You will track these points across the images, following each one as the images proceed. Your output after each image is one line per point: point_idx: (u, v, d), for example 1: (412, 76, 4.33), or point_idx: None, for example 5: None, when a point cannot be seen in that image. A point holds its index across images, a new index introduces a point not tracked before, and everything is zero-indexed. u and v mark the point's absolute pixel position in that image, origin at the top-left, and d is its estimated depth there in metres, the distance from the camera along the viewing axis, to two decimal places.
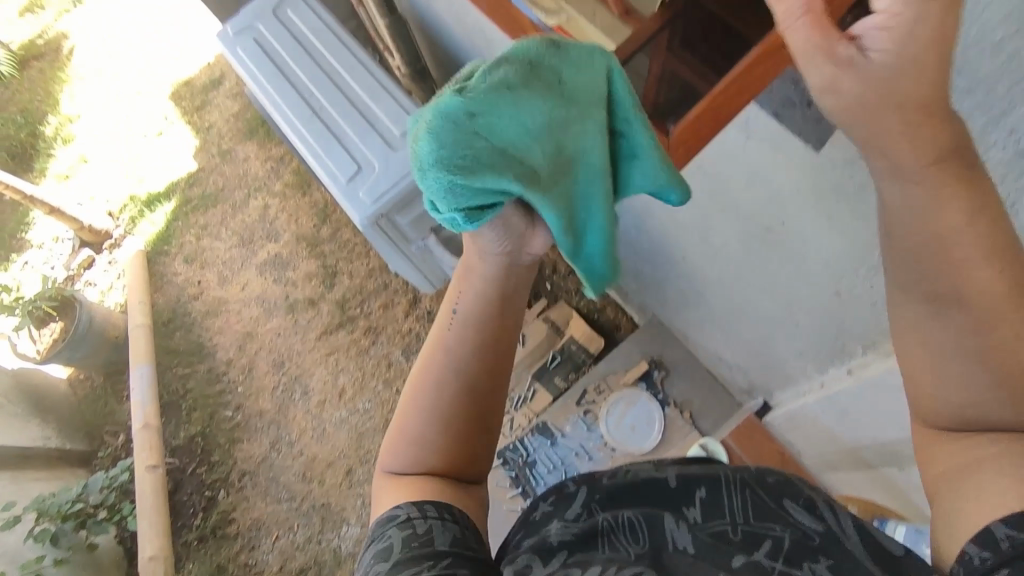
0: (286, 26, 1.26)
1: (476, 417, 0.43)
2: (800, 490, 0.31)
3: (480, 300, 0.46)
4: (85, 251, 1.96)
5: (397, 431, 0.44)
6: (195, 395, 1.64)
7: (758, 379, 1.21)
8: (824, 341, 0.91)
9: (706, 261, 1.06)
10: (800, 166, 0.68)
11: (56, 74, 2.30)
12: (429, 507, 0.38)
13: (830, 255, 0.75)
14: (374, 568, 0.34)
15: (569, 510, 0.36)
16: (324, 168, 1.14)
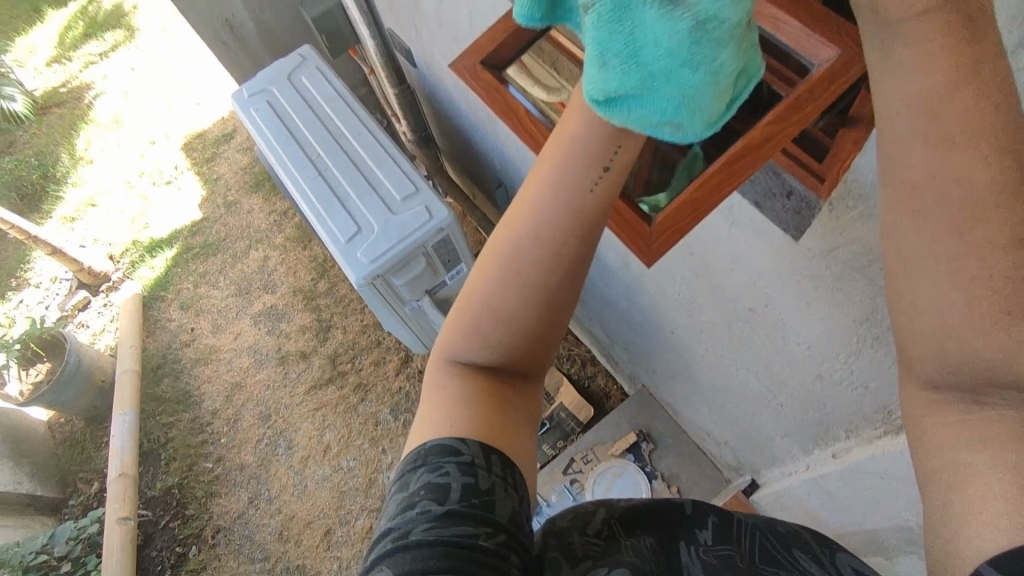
0: (302, 95, 1.34)
1: (548, 316, 0.39)
2: (805, 541, 0.37)
3: (572, 194, 0.33)
4: (82, 292, 1.98)
5: (463, 311, 0.40)
6: (176, 445, 1.63)
7: (746, 457, 1.21)
8: (808, 423, 0.92)
9: (692, 338, 1.08)
10: (781, 253, 0.71)
11: (75, 120, 2.39)
12: (494, 458, 0.36)
13: (811, 339, 0.77)
14: (423, 502, 0.33)
15: (590, 524, 0.37)
16: (325, 227, 1.17)
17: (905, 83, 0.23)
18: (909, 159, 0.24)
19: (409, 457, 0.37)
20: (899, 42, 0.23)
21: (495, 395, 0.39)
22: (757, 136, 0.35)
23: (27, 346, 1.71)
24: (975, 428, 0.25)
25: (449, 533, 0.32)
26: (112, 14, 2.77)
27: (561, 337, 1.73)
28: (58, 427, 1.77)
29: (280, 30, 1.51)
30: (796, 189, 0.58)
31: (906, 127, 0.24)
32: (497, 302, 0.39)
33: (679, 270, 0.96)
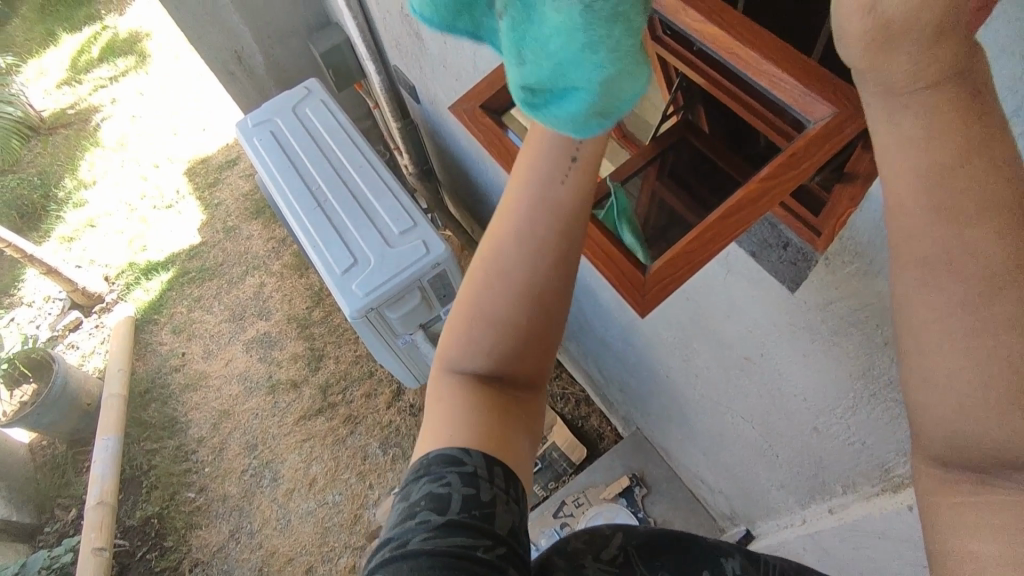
0: (305, 126, 1.35)
1: (542, 324, 0.39)
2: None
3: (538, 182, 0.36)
4: (74, 312, 1.96)
5: (456, 335, 0.40)
6: (159, 472, 1.59)
7: (741, 507, 1.18)
8: (804, 476, 0.89)
9: (687, 383, 1.06)
10: (777, 303, 0.69)
11: (82, 141, 2.42)
12: (496, 469, 0.35)
13: (807, 391, 0.76)
14: (424, 512, 0.32)
15: (605, 550, 0.38)
16: (321, 258, 1.16)
17: (910, 156, 0.21)
18: (921, 238, 0.21)
19: (412, 467, 0.36)
20: (905, 113, 0.20)
21: (496, 406, 0.38)
22: (756, 188, 0.36)
23: (14, 366, 1.68)
24: (982, 513, 0.22)
25: (449, 543, 0.31)
26: (125, 39, 2.81)
27: (556, 374, 1.71)
28: (39, 450, 1.74)
29: (286, 62, 1.53)
30: (792, 240, 0.58)
31: (913, 200, 0.21)
32: (490, 313, 0.38)
33: (674, 314, 0.94)
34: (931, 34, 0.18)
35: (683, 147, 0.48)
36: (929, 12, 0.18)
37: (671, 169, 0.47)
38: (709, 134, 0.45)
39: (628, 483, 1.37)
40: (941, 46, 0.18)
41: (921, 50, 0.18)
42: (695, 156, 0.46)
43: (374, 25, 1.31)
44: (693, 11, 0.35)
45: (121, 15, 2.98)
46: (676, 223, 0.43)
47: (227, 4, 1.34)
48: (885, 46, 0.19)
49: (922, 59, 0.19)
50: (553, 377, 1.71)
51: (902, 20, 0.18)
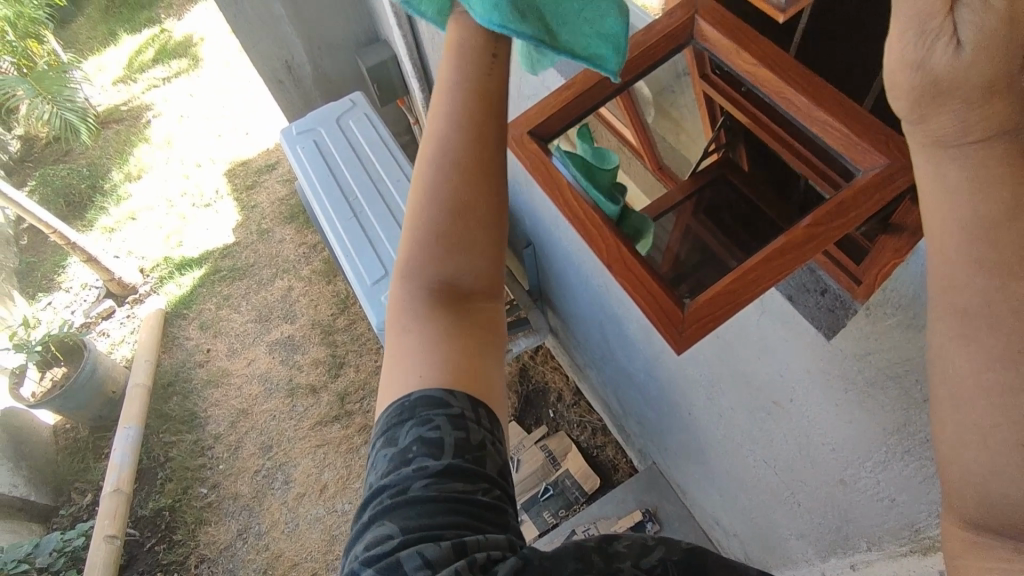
0: (348, 139, 1.38)
1: (491, 254, 0.39)
2: None
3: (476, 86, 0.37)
4: (108, 301, 2.01)
5: (413, 243, 0.38)
6: (174, 465, 1.61)
7: (756, 551, 1.15)
8: (827, 528, 0.87)
9: (710, 421, 1.05)
10: (808, 349, 0.69)
11: (130, 137, 2.51)
12: (482, 410, 0.36)
13: (835, 439, 0.74)
14: (419, 459, 0.34)
15: (644, 558, 0.35)
16: (353, 268, 1.19)
17: (955, 206, 0.20)
18: (961, 289, 0.20)
19: (390, 410, 0.36)
20: (951, 165, 0.20)
21: (460, 335, 0.38)
22: (798, 237, 0.35)
23: (47, 349, 1.72)
24: None
25: (448, 489, 0.34)
26: (181, 44, 2.91)
27: (574, 401, 1.69)
28: (61, 434, 1.79)
29: (335, 75, 1.58)
30: (830, 286, 0.56)
31: (954, 251, 0.20)
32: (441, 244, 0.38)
33: (701, 349, 0.94)
34: (983, 91, 0.18)
35: (720, 185, 0.46)
36: (978, 74, 0.18)
37: (708, 204, 0.46)
38: (749, 172, 0.44)
39: (640, 516, 1.36)
40: (993, 103, 0.18)
41: (971, 106, 0.18)
42: (734, 195, 0.45)
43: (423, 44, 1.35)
44: (746, 52, 0.38)
45: (179, 19, 3.10)
46: (710, 262, 0.40)
47: (284, 17, 1.40)
48: (936, 100, 0.19)
49: (973, 113, 0.19)
50: (571, 405, 1.69)
51: (951, 77, 0.18)
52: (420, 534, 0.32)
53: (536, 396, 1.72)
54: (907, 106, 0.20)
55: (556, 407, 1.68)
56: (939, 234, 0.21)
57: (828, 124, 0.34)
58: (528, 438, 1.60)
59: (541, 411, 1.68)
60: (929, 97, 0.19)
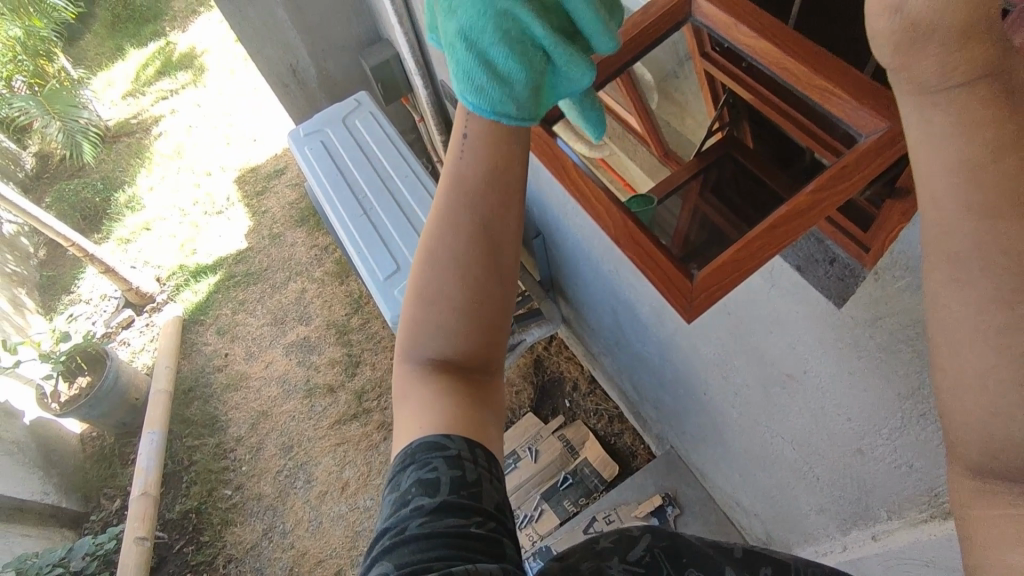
0: (355, 139, 1.40)
1: (489, 330, 0.42)
2: None
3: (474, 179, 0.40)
4: (127, 311, 2.05)
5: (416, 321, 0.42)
6: (199, 468, 1.65)
7: (777, 531, 1.15)
8: (847, 500, 0.87)
9: (725, 401, 1.06)
10: (819, 318, 0.69)
11: (141, 149, 2.55)
12: (479, 450, 0.38)
13: (851, 410, 0.75)
14: (416, 499, 0.35)
15: (631, 551, 0.40)
16: (365, 265, 1.21)
17: (943, 152, 0.20)
18: (952, 237, 0.20)
19: (396, 461, 0.38)
20: (935, 112, 0.19)
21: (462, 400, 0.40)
22: (801, 203, 0.35)
23: (71, 359, 1.76)
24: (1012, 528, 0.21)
25: (443, 524, 0.34)
26: (186, 55, 2.95)
27: (589, 390, 1.69)
28: (88, 441, 1.83)
29: (340, 77, 1.59)
30: (840, 255, 0.59)
31: (947, 197, 0.20)
32: (432, 315, 0.41)
33: (712, 327, 0.94)
34: (958, 31, 0.18)
35: (726, 162, 0.45)
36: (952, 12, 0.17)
37: (714, 185, 0.45)
38: (753, 148, 0.44)
39: (660, 501, 1.36)
40: (972, 44, 0.18)
41: (947, 52, 0.18)
42: (739, 170, 0.44)
43: (424, 41, 1.37)
44: (745, 25, 0.37)
45: (183, 31, 3.14)
46: (716, 239, 0.41)
47: (285, 21, 1.41)
48: (911, 46, 0.19)
49: (951, 60, 0.18)
50: (586, 393, 1.69)
51: (925, 20, 0.18)
52: (410, 571, 0.32)
53: (552, 386, 1.73)
54: (887, 53, 0.19)
55: (572, 396, 1.69)
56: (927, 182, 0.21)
57: (827, 93, 0.33)
58: (546, 429, 1.62)
59: (557, 400, 1.70)
60: (905, 41, 0.18)
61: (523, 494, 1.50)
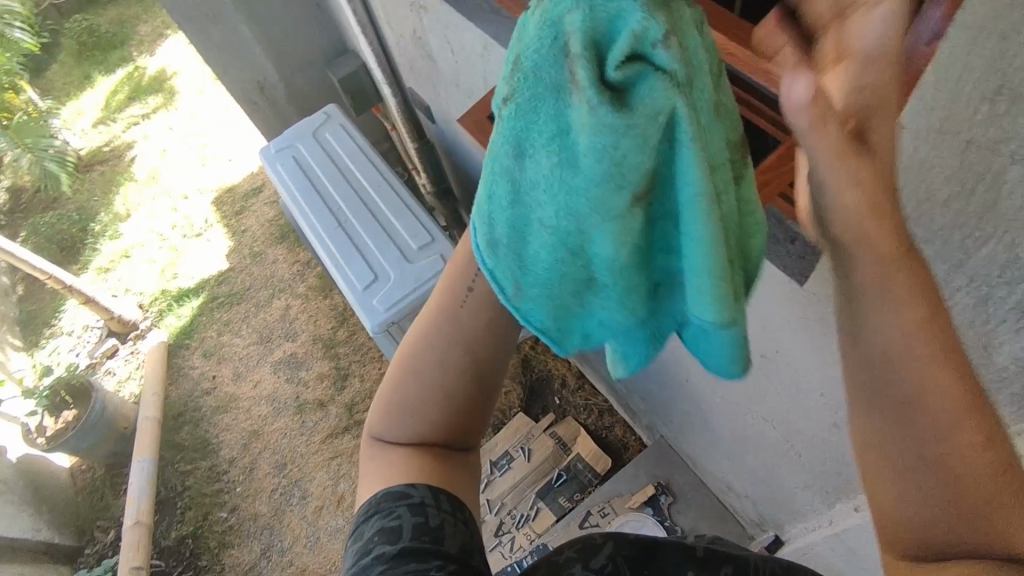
0: (328, 153, 1.40)
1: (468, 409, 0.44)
2: None
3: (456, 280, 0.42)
4: (110, 340, 2.03)
5: (406, 412, 0.44)
6: (192, 493, 1.64)
7: (769, 511, 1.16)
8: (829, 475, 0.88)
9: (708, 386, 1.06)
10: (787, 297, 0.70)
11: (115, 177, 2.53)
12: (442, 496, 0.41)
13: (824, 386, 0.76)
14: (378, 547, 0.37)
15: (594, 559, 0.41)
16: (342, 276, 1.21)
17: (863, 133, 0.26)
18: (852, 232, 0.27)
19: (361, 513, 0.41)
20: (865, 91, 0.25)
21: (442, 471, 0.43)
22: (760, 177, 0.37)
23: (55, 393, 1.72)
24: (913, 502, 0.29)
25: (401, 570, 0.36)
26: (154, 78, 2.91)
27: (578, 386, 1.66)
28: (79, 475, 1.81)
29: (308, 90, 1.60)
30: (801, 234, 0.59)
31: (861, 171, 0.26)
32: (406, 398, 0.44)
33: None
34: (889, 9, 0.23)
35: None
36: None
37: None
38: None
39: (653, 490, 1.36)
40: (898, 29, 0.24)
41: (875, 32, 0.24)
42: None
43: (391, 51, 1.38)
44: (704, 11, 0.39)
45: (150, 54, 3.10)
46: None
47: (250, 39, 1.41)
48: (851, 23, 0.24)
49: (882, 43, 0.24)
50: (575, 389, 1.65)
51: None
52: None
53: (541, 384, 1.69)
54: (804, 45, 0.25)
55: (561, 393, 1.66)
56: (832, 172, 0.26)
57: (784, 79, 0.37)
58: (537, 427, 1.59)
59: (547, 399, 1.66)
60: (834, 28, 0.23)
61: (518, 494, 1.49)
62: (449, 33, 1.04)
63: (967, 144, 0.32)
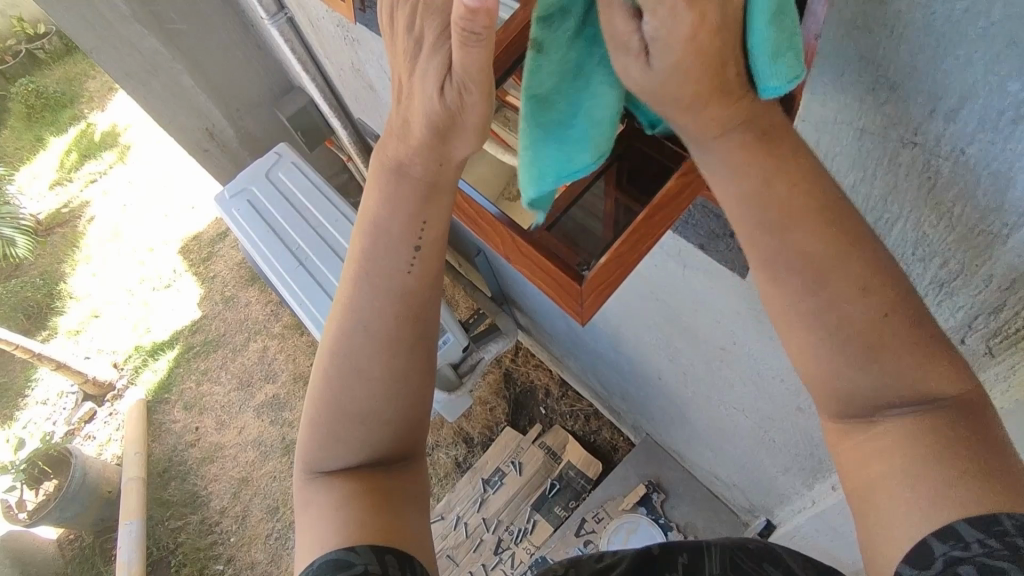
0: (282, 193, 1.37)
1: (407, 424, 0.41)
2: (778, 556, 0.39)
3: (394, 280, 0.39)
4: (87, 404, 1.98)
5: (334, 416, 0.40)
6: (185, 549, 1.60)
7: (758, 497, 1.14)
8: (803, 457, 0.88)
9: (678, 381, 1.06)
10: (732, 291, 0.70)
11: (76, 237, 2.47)
12: (389, 556, 0.37)
13: (784, 372, 0.76)
14: None
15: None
16: (309, 315, 1.22)
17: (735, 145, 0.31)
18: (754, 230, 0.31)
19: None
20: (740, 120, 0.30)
21: (378, 500, 0.39)
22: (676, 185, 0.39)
23: (33, 465, 1.67)
24: (879, 440, 0.30)
25: None
26: (107, 134, 2.87)
27: (562, 393, 1.65)
28: (66, 546, 1.77)
29: (259, 133, 1.53)
30: None
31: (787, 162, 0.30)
32: (345, 411, 0.40)
33: (650, 315, 0.94)
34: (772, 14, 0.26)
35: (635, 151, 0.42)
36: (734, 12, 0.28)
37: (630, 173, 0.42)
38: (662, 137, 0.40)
39: (645, 489, 1.34)
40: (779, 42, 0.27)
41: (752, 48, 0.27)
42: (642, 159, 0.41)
43: (335, 84, 1.38)
44: None
45: (101, 110, 3.05)
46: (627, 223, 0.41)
47: None
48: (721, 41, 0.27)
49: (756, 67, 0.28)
50: (560, 397, 1.65)
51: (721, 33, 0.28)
52: None
53: (525, 396, 1.68)
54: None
55: (546, 402, 1.65)
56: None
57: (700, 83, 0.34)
58: (526, 439, 1.56)
59: (532, 409, 1.65)
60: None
61: (513, 509, 1.46)
62: (385, 61, 1.02)
63: (860, 132, 0.35)
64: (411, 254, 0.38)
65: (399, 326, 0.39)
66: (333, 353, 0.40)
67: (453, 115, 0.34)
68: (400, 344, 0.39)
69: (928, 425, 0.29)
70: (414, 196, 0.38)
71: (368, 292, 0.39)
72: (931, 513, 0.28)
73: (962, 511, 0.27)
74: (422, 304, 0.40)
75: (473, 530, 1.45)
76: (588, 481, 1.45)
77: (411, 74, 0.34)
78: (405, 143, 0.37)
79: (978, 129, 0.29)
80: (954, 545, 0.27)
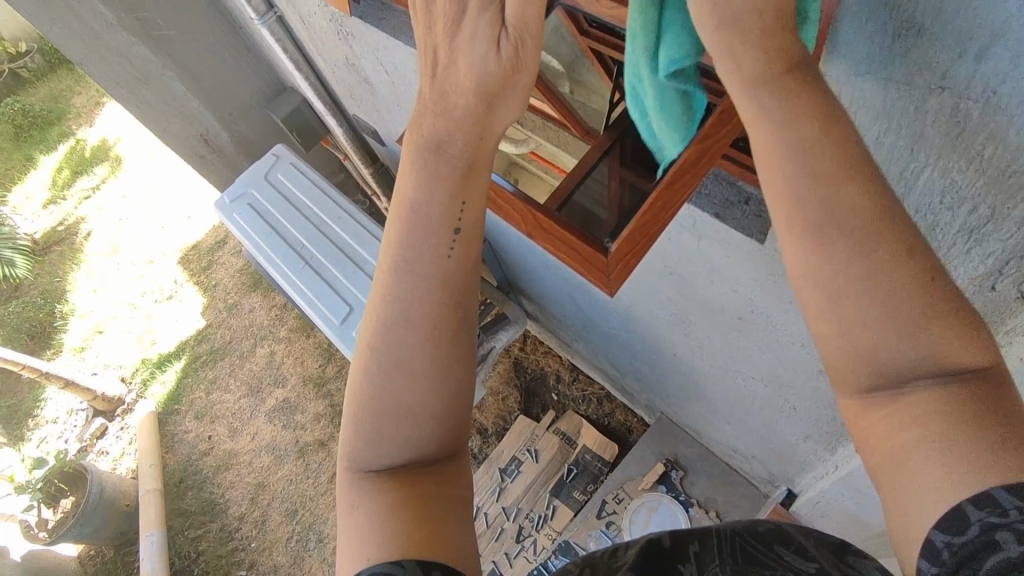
0: (282, 194, 1.36)
1: (455, 424, 0.36)
2: (791, 535, 0.33)
3: (434, 265, 0.35)
4: (98, 420, 1.96)
5: (371, 415, 0.36)
6: (207, 557, 1.59)
7: (777, 467, 1.13)
8: (825, 422, 0.87)
9: (693, 356, 1.05)
10: (749, 258, 0.69)
11: (74, 255, 2.45)
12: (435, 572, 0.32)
13: (804, 337, 0.75)
14: None
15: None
16: (316, 313, 1.20)
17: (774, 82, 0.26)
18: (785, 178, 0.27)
19: None
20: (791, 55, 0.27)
21: (424, 511, 0.34)
22: (694, 153, 0.37)
23: (49, 483, 1.66)
24: (904, 408, 0.25)
25: None
26: (98, 148, 2.84)
27: (573, 378, 1.65)
28: (88, 561, 1.76)
29: (253, 135, 1.51)
30: (753, 194, 0.59)
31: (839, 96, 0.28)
32: (385, 408, 0.35)
33: (663, 291, 0.94)
34: None
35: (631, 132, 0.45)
36: None
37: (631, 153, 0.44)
38: None
39: (663, 467, 1.33)
40: None
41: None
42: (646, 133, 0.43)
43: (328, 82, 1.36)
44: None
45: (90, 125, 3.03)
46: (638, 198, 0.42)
47: None
48: None
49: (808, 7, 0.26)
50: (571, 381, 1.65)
51: None
52: None
53: (536, 384, 1.68)
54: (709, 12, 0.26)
55: (558, 388, 1.65)
56: (761, 107, 0.26)
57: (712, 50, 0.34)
58: (540, 427, 1.56)
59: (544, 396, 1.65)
60: None
61: (532, 496, 1.45)
62: (381, 53, 1.01)
63: (886, 82, 0.33)
64: (451, 237, 0.35)
65: (441, 313, 0.35)
66: (370, 346, 0.36)
67: (504, 77, 0.33)
68: (442, 334, 0.35)
69: (959, 391, 0.25)
70: (452, 174, 0.35)
71: (402, 279, 0.35)
72: (964, 479, 0.23)
73: (1000, 476, 0.23)
74: (463, 290, 0.36)
75: (494, 519, 1.44)
76: (605, 464, 1.46)
77: (448, 44, 0.33)
78: (444, 117, 0.34)
79: (1011, 68, 0.28)
80: (990, 512, 0.23)
